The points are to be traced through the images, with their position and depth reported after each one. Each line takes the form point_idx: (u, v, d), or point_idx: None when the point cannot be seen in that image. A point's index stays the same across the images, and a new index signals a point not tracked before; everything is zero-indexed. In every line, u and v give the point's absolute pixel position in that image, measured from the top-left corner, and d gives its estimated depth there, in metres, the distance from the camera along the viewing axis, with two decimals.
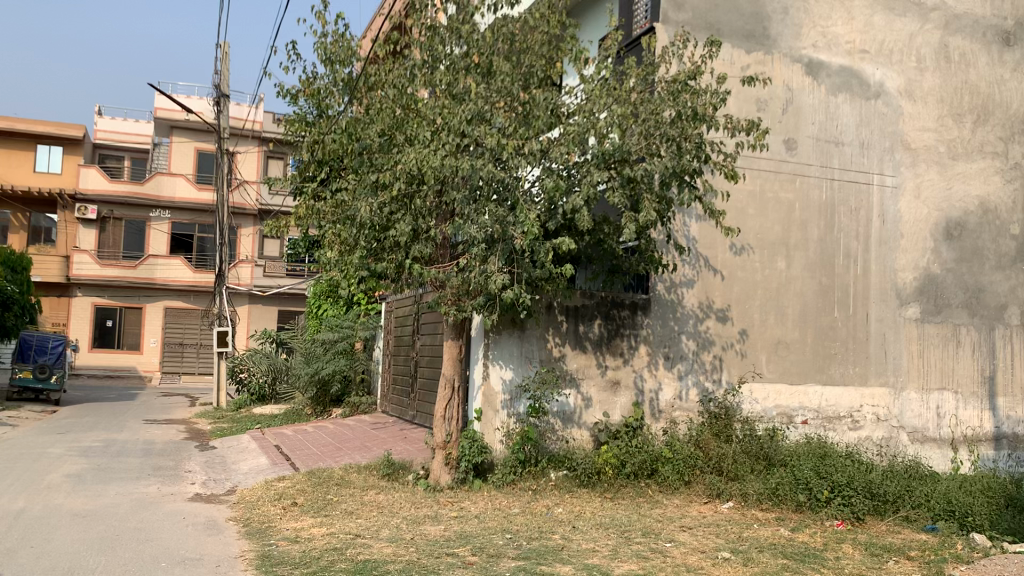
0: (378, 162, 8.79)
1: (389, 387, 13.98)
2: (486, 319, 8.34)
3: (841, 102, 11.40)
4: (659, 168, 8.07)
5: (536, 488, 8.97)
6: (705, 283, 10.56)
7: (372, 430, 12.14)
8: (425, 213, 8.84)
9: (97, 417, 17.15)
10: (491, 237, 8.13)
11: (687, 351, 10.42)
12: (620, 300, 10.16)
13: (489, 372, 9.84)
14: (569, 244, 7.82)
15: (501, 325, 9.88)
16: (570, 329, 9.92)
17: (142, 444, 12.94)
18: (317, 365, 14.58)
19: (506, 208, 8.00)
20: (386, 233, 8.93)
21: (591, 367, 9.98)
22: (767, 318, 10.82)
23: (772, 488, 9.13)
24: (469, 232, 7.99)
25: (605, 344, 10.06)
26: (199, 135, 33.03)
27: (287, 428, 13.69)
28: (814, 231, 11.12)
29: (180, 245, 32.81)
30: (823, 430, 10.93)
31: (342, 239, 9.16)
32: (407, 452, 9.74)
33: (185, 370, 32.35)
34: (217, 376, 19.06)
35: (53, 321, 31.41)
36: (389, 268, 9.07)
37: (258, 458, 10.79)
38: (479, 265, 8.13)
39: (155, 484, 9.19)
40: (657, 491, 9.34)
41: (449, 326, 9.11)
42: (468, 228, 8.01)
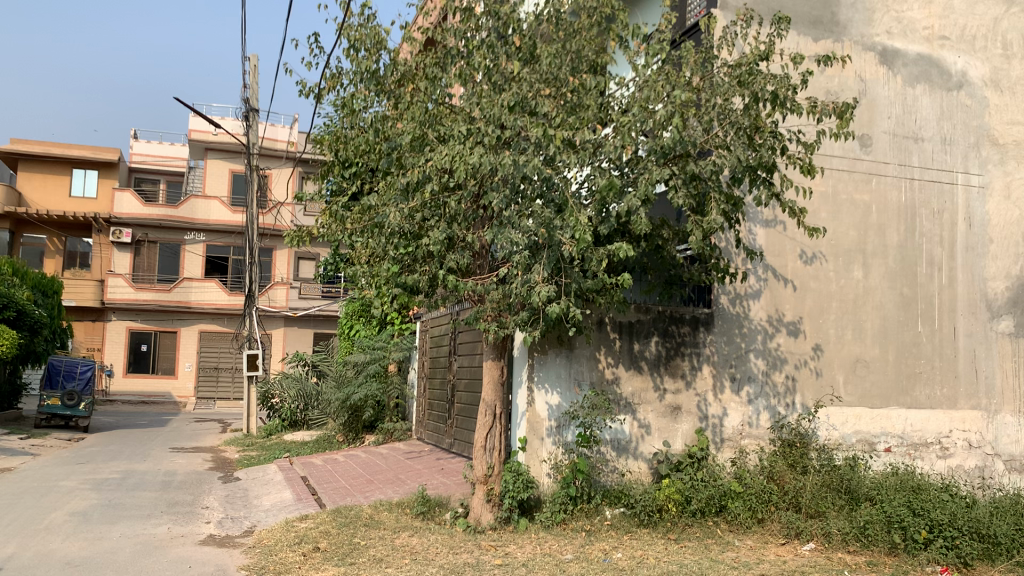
0: (410, 162, 7.93)
1: (425, 413, 13.00)
2: (531, 335, 7.24)
3: (919, 93, 10.29)
4: (729, 163, 7.06)
5: (591, 529, 7.89)
6: (773, 295, 9.49)
7: (406, 459, 11.19)
8: (461, 219, 7.95)
9: (123, 446, 16.40)
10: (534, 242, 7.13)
11: (756, 372, 9.35)
12: (680, 315, 9.12)
13: (534, 398, 8.63)
14: (627, 249, 6.76)
15: (545, 342, 8.77)
16: (624, 347, 8.89)
17: (162, 475, 12.10)
18: (348, 389, 13.64)
19: (552, 208, 6.97)
20: (418, 242, 8.07)
21: (648, 391, 8.95)
22: (843, 334, 9.71)
23: (860, 527, 7.98)
24: (510, 237, 7.04)
25: (663, 364, 9.02)
26: (234, 157, 32.69)
27: (317, 457, 12.80)
28: (893, 236, 10.00)
29: (215, 269, 32.41)
30: (909, 459, 9.76)
31: (371, 249, 8.34)
32: (445, 486, 8.75)
33: (220, 395, 31.76)
34: (247, 401, 18.23)
35: (88, 346, 31.03)
36: (422, 280, 8.14)
37: (282, 492, 9.86)
38: (522, 273, 7.10)
39: (166, 524, 8.30)
40: (727, 531, 8.25)
41: (489, 346, 8.16)
42: (509, 232, 7.06)
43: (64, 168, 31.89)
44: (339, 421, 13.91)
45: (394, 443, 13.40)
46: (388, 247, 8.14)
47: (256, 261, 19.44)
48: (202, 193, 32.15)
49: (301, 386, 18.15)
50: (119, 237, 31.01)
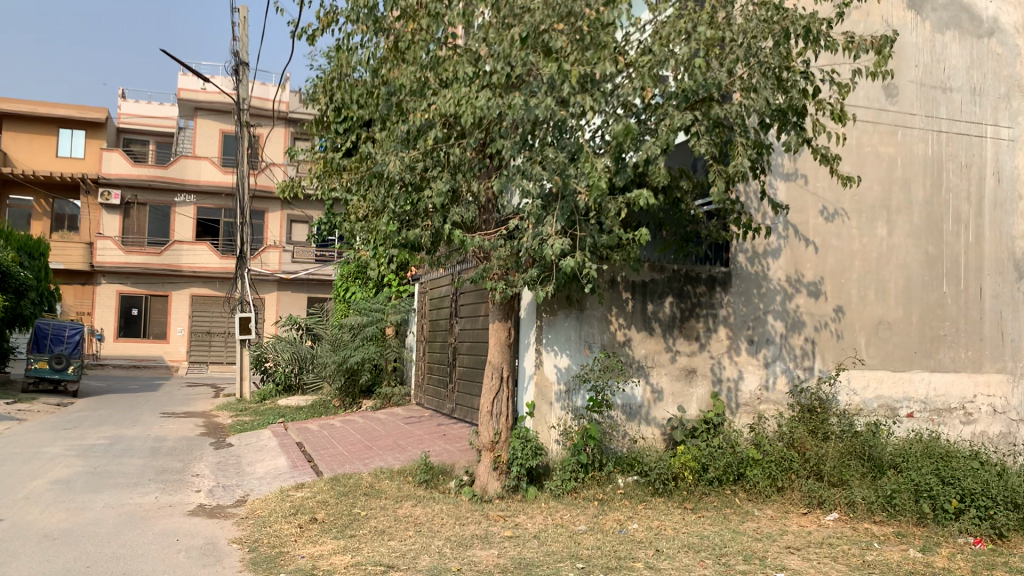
0: (412, 108, 7.37)
1: (424, 377, 12.55)
2: (543, 292, 6.72)
3: (948, 41, 9.75)
4: (757, 106, 6.52)
5: (603, 498, 7.46)
6: (793, 253, 9.00)
7: (406, 425, 10.73)
8: (467, 169, 7.41)
9: (112, 411, 15.93)
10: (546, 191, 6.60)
11: (774, 334, 8.87)
12: (696, 275, 8.62)
13: (542, 360, 8.19)
14: (648, 197, 6.22)
15: (553, 302, 8.28)
16: (637, 308, 8.38)
17: (151, 441, 11.63)
18: (345, 352, 13.17)
19: (566, 155, 6.42)
20: (420, 194, 7.53)
21: (662, 353, 8.45)
22: (865, 295, 9.24)
23: (887, 497, 7.59)
24: (521, 186, 6.50)
25: (678, 325, 8.52)
26: (224, 117, 31.92)
27: (313, 423, 12.35)
28: (918, 192, 9.50)
29: (206, 231, 31.76)
30: (932, 424, 9.36)
31: (370, 202, 7.79)
32: (447, 453, 8.28)
33: (213, 360, 31.30)
34: (240, 365, 17.75)
35: (78, 310, 30.46)
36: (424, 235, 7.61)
37: (277, 459, 9.40)
38: (533, 226, 6.58)
39: (153, 493, 7.83)
40: (746, 501, 7.83)
41: (496, 306, 7.66)
42: (520, 181, 6.52)
43: (50, 127, 31.06)
44: (335, 385, 13.49)
45: (393, 408, 12.96)
46: (387, 200, 7.59)
47: (247, 221, 18.84)
48: (191, 154, 31.39)
49: (295, 350, 17.67)
50: (107, 198, 30.30)
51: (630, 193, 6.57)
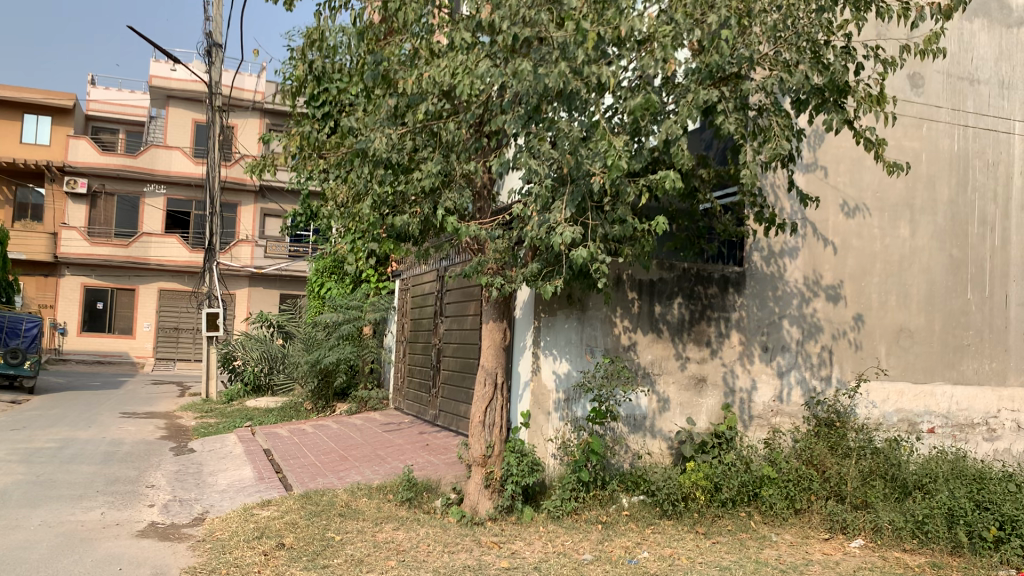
0: (403, 78, 6.58)
1: (403, 380, 11.73)
2: (552, 288, 5.89)
3: (977, 29, 9.10)
4: (794, 82, 5.76)
5: (607, 521, 6.69)
6: (811, 253, 8.29)
7: (384, 433, 9.90)
8: (461, 150, 6.65)
9: (67, 411, 14.90)
10: (554, 173, 5.81)
11: (790, 341, 8.15)
12: (707, 274, 7.87)
13: (540, 364, 7.42)
14: (673, 178, 5.41)
15: (553, 301, 7.50)
16: (644, 309, 7.61)
17: (106, 446, 10.68)
18: (318, 352, 12.30)
19: (578, 129, 5.61)
20: (408, 177, 6.74)
21: (670, 360, 7.69)
22: (886, 300, 8.55)
23: (917, 522, 6.81)
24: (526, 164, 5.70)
25: (687, 329, 7.76)
26: (198, 106, 30.84)
27: (282, 428, 11.47)
28: (943, 190, 8.82)
29: (176, 224, 30.64)
30: (954, 441, 8.68)
31: (351, 184, 6.97)
32: (432, 467, 7.45)
33: (180, 356, 30.21)
34: (206, 363, 16.77)
35: (40, 302, 29.15)
36: (411, 223, 6.81)
37: (242, 470, 8.52)
38: (539, 213, 5.78)
39: (100, 509, 6.93)
40: (762, 525, 7.08)
41: (491, 304, 6.89)
42: (524, 160, 5.71)
43: (14, 112, 29.69)
44: (307, 387, 12.66)
45: (369, 413, 12.12)
46: (371, 182, 6.75)
47: (217, 212, 17.84)
48: (162, 143, 30.24)
49: (265, 348, 16.75)
50: (73, 187, 29.08)
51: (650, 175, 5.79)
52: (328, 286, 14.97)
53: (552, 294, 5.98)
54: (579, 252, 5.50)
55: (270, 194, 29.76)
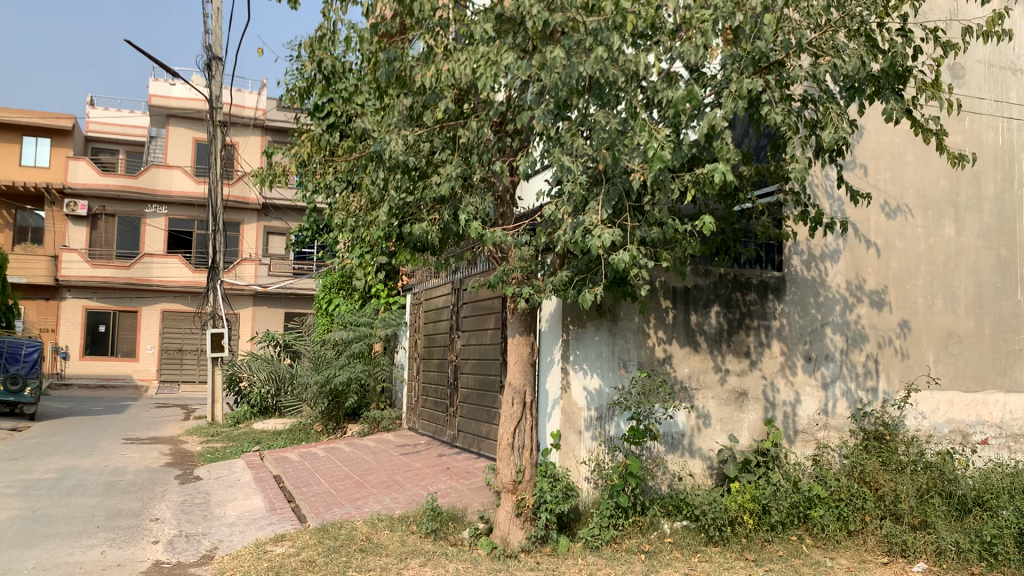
0: (420, 74, 6.11)
1: (417, 400, 11.23)
2: (591, 297, 5.37)
3: (1016, 17, 8.65)
4: (850, 66, 5.26)
5: (649, 550, 6.17)
6: (853, 256, 7.80)
7: (400, 456, 9.39)
8: (482, 152, 6.18)
9: (69, 437, 14.38)
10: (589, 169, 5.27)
11: (833, 350, 7.66)
12: (745, 280, 7.39)
13: (568, 380, 6.84)
14: (724, 172, 4.90)
15: (582, 311, 6.92)
16: (679, 319, 7.12)
17: (108, 475, 10.16)
18: (328, 371, 11.81)
19: (616, 119, 5.07)
20: (426, 183, 6.28)
21: (708, 373, 7.19)
22: (933, 303, 8.04)
23: (985, 543, 6.23)
24: (557, 161, 5.11)
25: (725, 340, 7.27)
26: (199, 124, 30.49)
27: (292, 452, 10.96)
28: (988, 187, 8.34)
29: (178, 244, 30.21)
30: (1009, 452, 8.17)
31: (365, 191, 6.50)
32: (457, 493, 6.94)
33: (185, 378, 29.70)
34: (211, 385, 16.26)
35: (41, 327, 28.64)
36: (430, 231, 6.31)
37: (252, 500, 8.00)
38: (572, 216, 5.27)
39: (101, 547, 6.42)
40: (814, 549, 6.54)
41: (517, 316, 6.39)
42: (555, 156, 5.12)
43: (13, 134, 29.26)
44: (317, 408, 12.15)
45: (382, 434, 11.62)
46: (386, 188, 6.27)
47: (220, 230, 17.36)
48: (163, 163, 29.83)
49: (272, 369, 16.26)
50: (74, 209, 28.65)
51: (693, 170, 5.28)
52: (336, 301, 14.41)
53: (590, 304, 5.43)
54: (620, 255, 4.98)
55: (272, 211, 29.34)
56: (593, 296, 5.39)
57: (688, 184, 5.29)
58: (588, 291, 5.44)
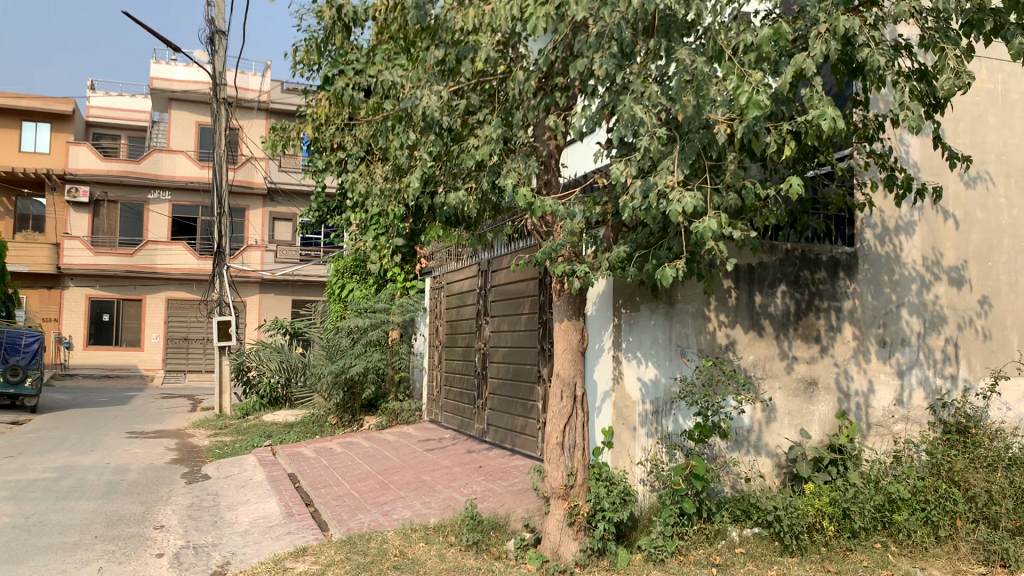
0: (453, 21, 5.32)
1: (439, 390, 10.51)
2: (673, 271, 4.51)
3: None
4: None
5: (720, 562, 5.41)
6: (930, 228, 7.01)
7: (425, 452, 8.65)
8: (526, 109, 5.38)
9: (70, 432, 13.68)
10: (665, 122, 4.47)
11: (910, 334, 6.89)
12: (814, 257, 6.62)
13: (622, 370, 6.28)
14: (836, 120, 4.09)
15: (635, 291, 6.32)
16: (743, 301, 6.36)
17: (110, 474, 9.45)
18: (343, 360, 11.08)
19: (702, 57, 4.30)
20: (462, 147, 5.52)
21: (774, 361, 6.44)
22: (1016, 281, 7.26)
23: None
24: (627, 111, 4.27)
25: (793, 324, 6.51)
26: (201, 107, 29.69)
27: (307, 447, 10.24)
28: None
29: (182, 231, 29.47)
30: None
31: (394, 158, 5.72)
32: (496, 497, 6.19)
33: (191, 368, 29.03)
34: (219, 376, 15.52)
35: (44, 317, 27.95)
36: (466, 201, 5.55)
37: (266, 504, 7.25)
38: (640, 178, 4.48)
39: (97, 561, 5.68)
40: (902, 558, 5.71)
41: (564, 298, 5.65)
42: (624, 105, 4.30)
43: (11, 120, 28.42)
44: (331, 400, 11.45)
45: (401, 427, 10.89)
46: (418, 153, 5.49)
47: (226, 214, 16.59)
48: (165, 147, 29.02)
49: (283, 358, 15.54)
50: (75, 196, 27.89)
51: (791, 119, 4.55)
52: (350, 287, 13.54)
53: (671, 281, 4.55)
54: (707, 222, 4.18)
55: (278, 196, 28.55)
56: (676, 271, 4.52)
57: (785, 137, 4.53)
58: (668, 266, 4.57)
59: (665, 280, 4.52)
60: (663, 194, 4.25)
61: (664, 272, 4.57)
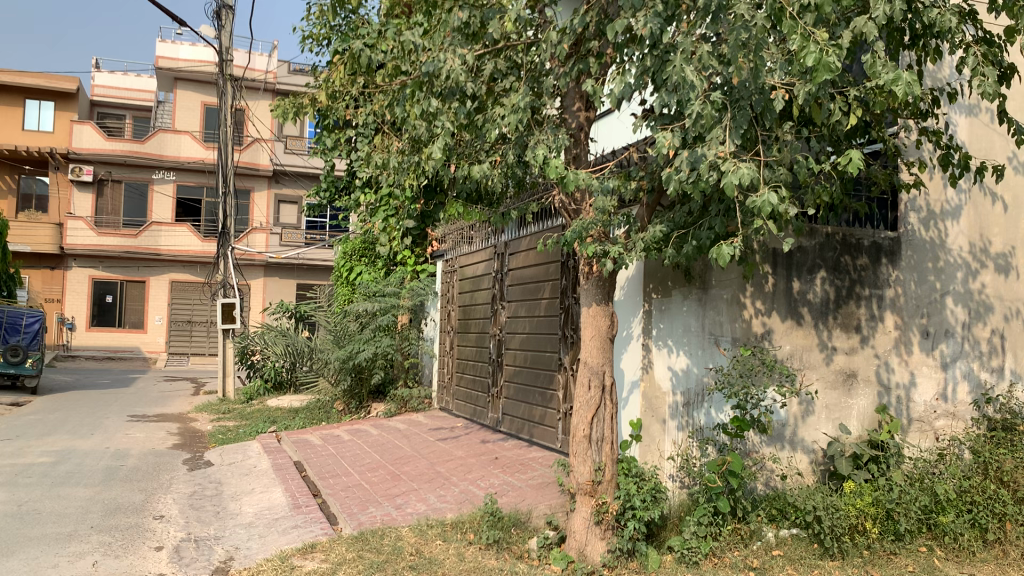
0: None
1: (450, 376, 10.18)
2: (731, 251, 3.93)
3: None
4: None
5: (758, 565, 5.04)
6: (977, 213, 6.62)
7: (436, 441, 8.31)
8: (558, 74, 5.00)
9: (70, 415, 13.35)
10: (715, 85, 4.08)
11: (954, 325, 6.52)
12: (856, 241, 6.24)
13: (652, 360, 5.95)
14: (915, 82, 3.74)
15: (669, 276, 5.97)
16: (781, 287, 5.98)
17: (109, 459, 9.11)
18: (351, 345, 10.71)
19: (759, 13, 3.89)
20: (488, 115, 5.13)
21: (813, 351, 6.06)
22: None
23: None
24: (677, 73, 3.90)
25: (832, 312, 6.13)
26: (207, 87, 29.26)
27: (313, 433, 9.91)
28: None
29: (186, 212, 29.11)
30: None
31: (412, 128, 5.33)
32: (516, 491, 5.82)
33: (194, 351, 28.75)
34: (222, 359, 15.19)
35: (46, 297, 27.63)
36: (489, 174, 5.18)
37: (271, 494, 6.91)
38: (687, 148, 4.10)
39: (93, 554, 5.34)
40: (949, 563, 5.29)
41: (592, 283, 5.25)
42: (673, 66, 3.93)
43: (14, 97, 28.01)
44: (338, 386, 11.11)
45: (411, 415, 10.56)
46: (439, 121, 5.11)
47: (231, 194, 16.20)
48: (170, 128, 28.61)
49: (288, 342, 15.20)
50: (79, 175, 27.51)
51: (853, 87, 4.18)
52: (359, 270, 13.02)
53: (728, 262, 3.97)
54: (766, 197, 3.77)
55: (284, 178, 28.18)
56: (734, 251, 3.93)
57: (847, 105, 4.16)
58: (723, 244, 3.99)
59: (722, 260, 3.94)
60: (717, 166, 3.92)
61: (720, 251, 4.00)
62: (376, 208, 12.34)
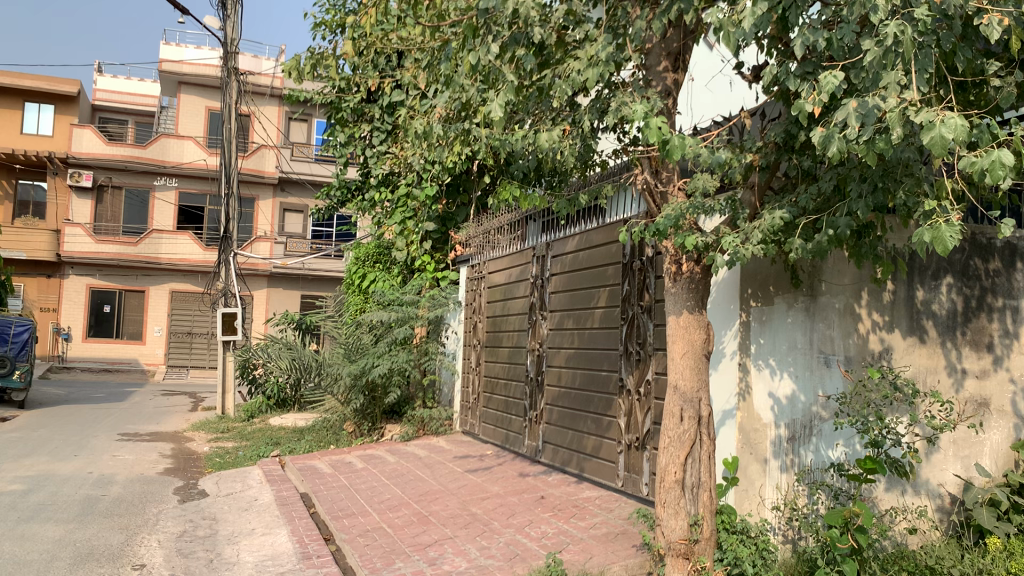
0: None
1: (476, 396, 9.06)
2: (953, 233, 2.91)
3: None
4: None
5: None
6: None
7: (466, 472, 7.20)
8: (649, 18, 3.89)
9: (55, 433, 12.20)
10: (893, 6, 2.95)
11: None
12: (987, 242, 5.15)
13: (749, 383, 4.83)
14: None
15: (770, 276, 4.85)
16: (901, 294, 4.87)
17: (90, 487, 7.98)
18: (365, 360, 9.61)
19: None
20: (559, 71, 4.03)
21: (938, 374, 4.94)
22: None
23: None
24: None
25: (960, 327, 5.02)
26: (211, 92, 28.29)
27: (321, 459, 8.81)
28: None
29: (188, 219, 28.08)
30: None
31: (462, 88, 4.27)
32: (578, 544, 4.69)
33: (194, 363, 27.65)
34: (222, 373, 14.08)
35: (42, 306, 26.54)
36: (558, 145, 4.08)
37: (274, 538, 5.78)
38: (854, 97, 3.01)
39: None
40: None
41: (682, 284, 4.10)
42: None
43: (12, 99, 26.94)
44: (349, 405, 10.02)
45: (431, 439, 9.47)
46: (498, 72, 4.04)
47: (235, 196, 15.16)
48: (173, 132, 27.58)
49: (294, 356, 14.07)
50: (77, 180, 26.49)
51: None
52: (372, 277, 11.87)
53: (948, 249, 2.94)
54: (995, 155, 2.65)
55: (289, 186, 27.12)
56: (959, 232, 2.91)
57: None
58: (940, 223, 2.98)
59: (944, 242, 2.94)
60: (906, 119, 2.84)
61: (938, 232, 2.97)
62: (392, 210, 11.34)
